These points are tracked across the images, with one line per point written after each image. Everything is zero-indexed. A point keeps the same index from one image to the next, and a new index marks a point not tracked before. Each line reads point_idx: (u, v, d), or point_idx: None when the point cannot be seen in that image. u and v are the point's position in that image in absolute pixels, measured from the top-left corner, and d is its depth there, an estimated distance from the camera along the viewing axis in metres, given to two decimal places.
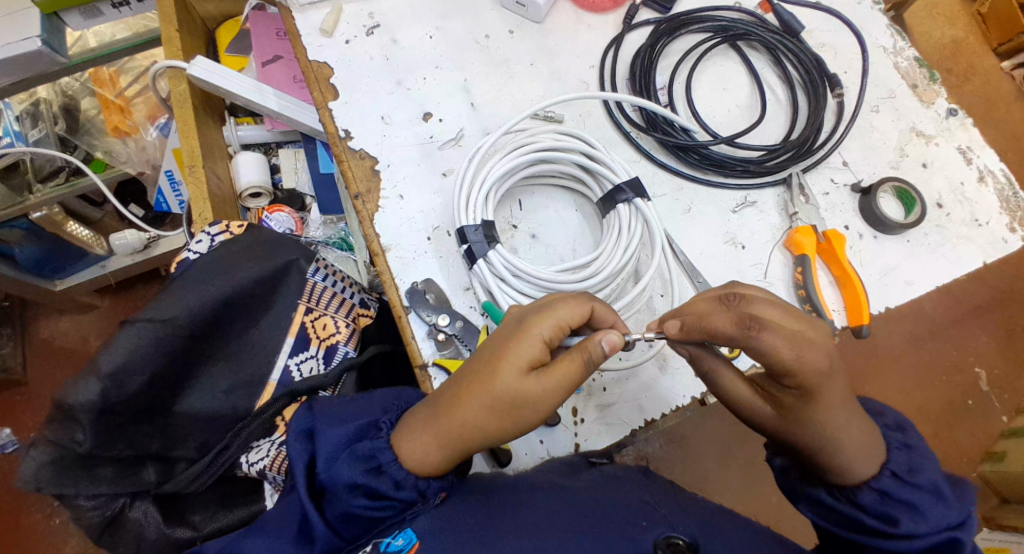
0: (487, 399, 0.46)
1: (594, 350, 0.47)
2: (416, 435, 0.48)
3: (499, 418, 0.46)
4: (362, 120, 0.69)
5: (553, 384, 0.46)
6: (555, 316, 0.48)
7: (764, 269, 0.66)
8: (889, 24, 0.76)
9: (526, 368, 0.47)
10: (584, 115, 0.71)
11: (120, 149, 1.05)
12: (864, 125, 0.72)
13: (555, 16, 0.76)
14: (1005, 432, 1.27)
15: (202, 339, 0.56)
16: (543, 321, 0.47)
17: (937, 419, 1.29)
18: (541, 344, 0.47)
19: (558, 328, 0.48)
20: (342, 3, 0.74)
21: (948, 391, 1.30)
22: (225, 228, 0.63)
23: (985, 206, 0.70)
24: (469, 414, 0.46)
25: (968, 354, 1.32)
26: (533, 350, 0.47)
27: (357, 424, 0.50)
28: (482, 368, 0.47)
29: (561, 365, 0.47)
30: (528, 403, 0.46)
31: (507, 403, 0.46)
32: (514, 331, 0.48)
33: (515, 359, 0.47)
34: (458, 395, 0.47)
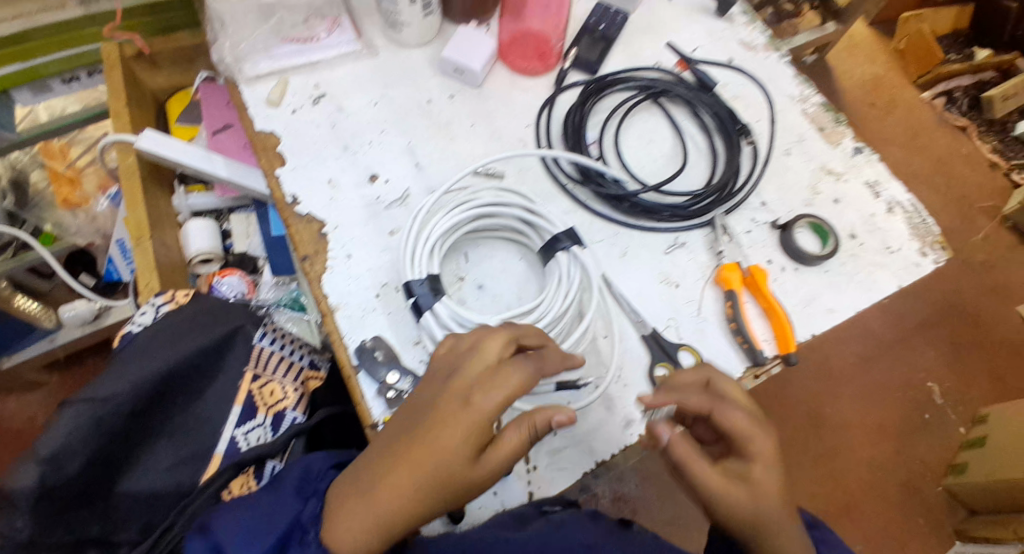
0: (427, 476, 0.47)
1: (542, 423, 0.50)
2: (349, 506, 0.47)
3: (441, 492, 0.47)
4: (309, 185, 0.71)
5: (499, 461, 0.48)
6: (504, 392, 0.48)
7: (697, 305, 0.69)
8: (795, 75, 0.83)
9: (472, 450, 0.47)
10: (523, 170, 0.75)
11: (70, 221, 1.06)
12: (779, 166, 0.78)
13: (492, 80, 0.80)
14: (962, 443, 1.36)
15: (146, 414, 0.56)
16: (496, 397, 0.48)
17: (896, 435, 1.38)
18: (489, 419, 0.48)
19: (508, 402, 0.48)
20: (288, 75, 0.77)
21: (902, 407, 1.41)
22: (171, 298, 0.64)
23: (896, 234, 0.76)
24: (410, 488, 0.47)
25: (918, 370, 1.44)
26: (481, 426, 0.47)
27: (277, 530, 0.47)
28: (424, 452, 0.47)
29: (507, 442, 0.49)
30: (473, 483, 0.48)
31: (449, 486, 0.47)
32: (456, 409, 0.48)
33: (463, 437, 0.47)
34: (398, 479, 0.47)
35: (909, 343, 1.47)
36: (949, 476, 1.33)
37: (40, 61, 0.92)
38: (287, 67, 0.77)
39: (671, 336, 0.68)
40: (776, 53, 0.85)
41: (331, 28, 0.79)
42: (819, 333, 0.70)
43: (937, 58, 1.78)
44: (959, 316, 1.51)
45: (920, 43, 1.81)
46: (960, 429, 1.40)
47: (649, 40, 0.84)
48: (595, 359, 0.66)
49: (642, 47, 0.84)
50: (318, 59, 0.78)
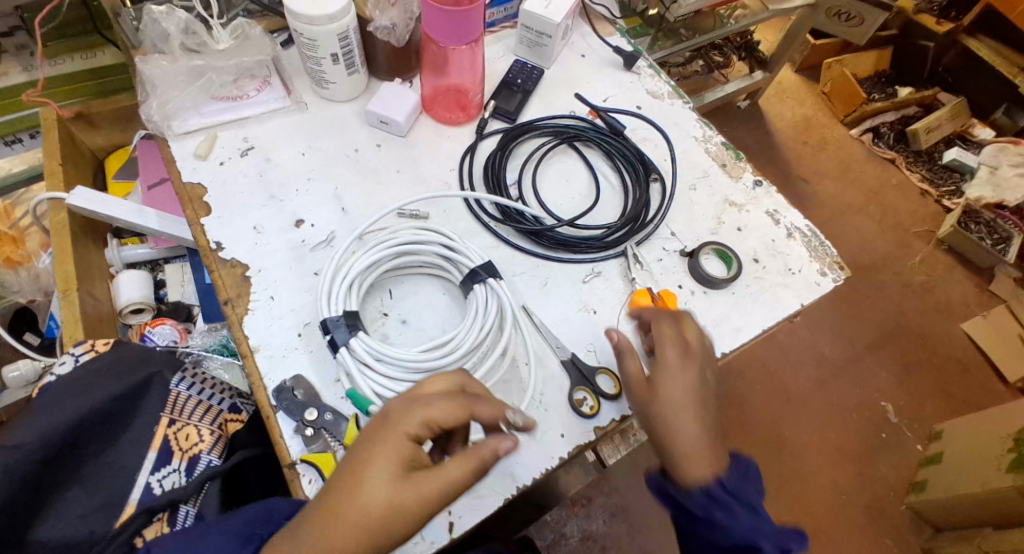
0: (361, 515, 0.47)
1: (488, 454, 0.50)
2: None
3: (375, 532, 0.47)
4: (234, 233, 0.73)
5: (435, 486, 0.48)
6: (425, 412, 0.50)
7: (614, 330, 0.72)
8: (698, 118, 0.90)
9: (397, 472, 0.48)
10: (446, 210, 0.79)
11: (12, 281, 1.04)
12: (683, 201, 0.83)
13: (417, 131, 0.85)
14: (922, 461, 1.38)
15: (57, 463, 0.56)
16: (416, 413, 0.50)
17: (857, 456, 1.40)
18: (413, 441, 0.50)
19: (428, 421, 0.50)
20: (217, 130, 0.80)
21: (861, 428, 1.44)
22: (89, 347, 0.63)
23: (795, 257, 0.81)
24: (344, 532, 0.46)
25: (870, 391, 1.49)
26: (403, 447, 0.49)
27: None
28: (351, 482, 0.48)
29: (447, 466, 0.49)
30: (404, 514, 0.47)
31: (382, 519, 0.47)
32: (377, 435, 0.49)
33: (388, 461, 0.48)
34: (329, 520, 0.47)
35: (863, 364, 1.53)
36: (911, 495, 1.35)
37: None
38: (217, 122, 0.80)
39: (590, 361, 0.69)
40: (679, 100, 0.92)
41: (260, 86, 0.82)
42: (728, 352, 0.73)
43: (858, 97, 1.91)
44: (910, 338, 1.58)
45: (843, 86, 1.94)
46: (918, 447, 1.42)
47: (564, 91, 0.91)
48: (515, 387, 0.67)
49: (557, 97, 0.90)
50: (247, 114, 0.81)
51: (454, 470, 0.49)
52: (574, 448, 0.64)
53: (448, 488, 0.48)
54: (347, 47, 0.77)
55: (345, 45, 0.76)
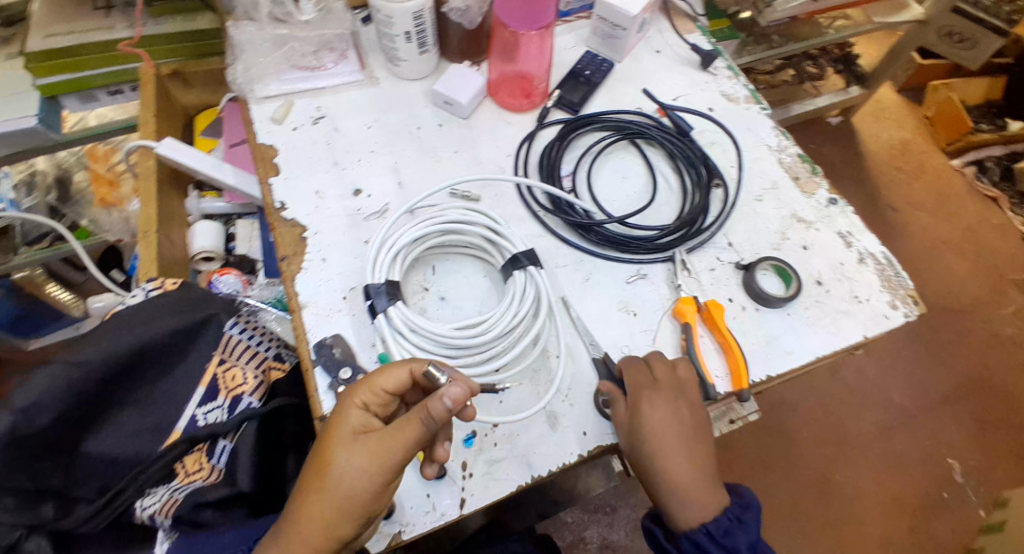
0: (330, 487, 0.53)
1: (433, 407, 0.53)
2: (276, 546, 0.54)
3: (346, 496, 0.53)
4: (298, 194, 0.77)
5: (389, 445, 0.53)
6: (371, 384, 0.57)
7: (653, 335, 0.71)
8: (774, 126, 0.87)
9: (354, 441, 0.54)
10: (498, 195, 0.80)
11: (106, 220, 1.24)
12: (747, 211, 0.79)
13: (479, 114, 0.86)
14: (984, 527, 1.29)
15: (116, 383, 0.61)
16: (362, 388, 0.57)
17: (914, 510, 1.32)
18: (363, 411, 0.56)
19: (374, 392, 0.57)
20: (294, 97, 0.84)
21: (922, 481, 1.35)
22: (160, 284, 0.69)
23: (865, 284, 0.77)
24: (320, 504, 0.53)
25: (940, 443, 1.39)
26: (355, 418, 0.56)
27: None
28: (320, 457, 0.55)
29: (398, 427, 0.54)
30: (368, 475, 0.53)
31: (348, 488, 0.53)
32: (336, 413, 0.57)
33: (343, 432, 0.55)
34: (307, 493, 0.54)
35: (934, 413, 1.43)
36: None
37: (89, 73, 1.04)
38: (294, 90, 0.84)
39: (622, 363, 0.69)
40: (756, 105, 0.89)
41: (338, 58, 0.86)
42: (777, 375, 0.70)
43: (965, 125, 1.77)
44: (993, 394, 1.46)
45: (948, 111, 1.81)
46: (983, 511, 1.32)
47: (631, 86, 0.90)
48: (542, 376, 0.67)
49: (624, 93, 0.89)
50: (323, 85, 0.85)
51: (400, 425, 0.54)
52: (594, 446, 0.64)
53: (399, 440, 0.53)
54: (421, 26, 0.79)
55: (419, 24, 0.79)
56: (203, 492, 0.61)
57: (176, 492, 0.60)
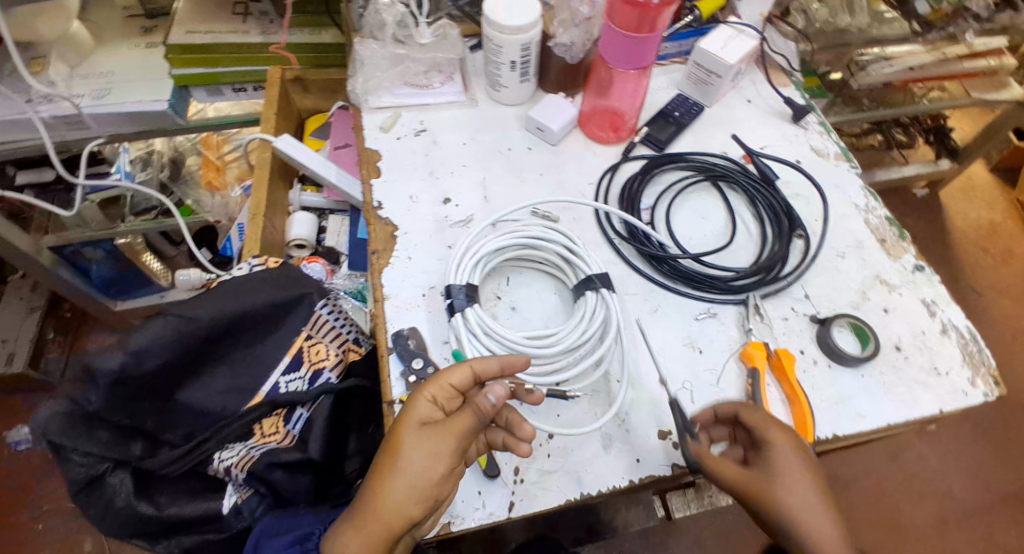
0: (399, 476, 0.56)
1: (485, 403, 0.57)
2: (350, 531, 0.56)
3: (412, 479, 0.56)
4: (394, 196, 0.82)
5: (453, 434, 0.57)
6: (440, 379, 0.60)
7: (717, 375, 0.70)
8: (864, 187, 0.87)
9: (422, 429, 0.58)
10: (577, 219, 0.82)
11: (207, 201, 1.37)
12: (829, 265, 0.79)
13: (568, 141, 0.90)
14: None
15: (214, 343, 0.67)
16: (431, 383, 0.60)
17: None
18: (430, 403, 0.60)
19: (442, 388, 0.60)
20: (402, 110, 0.90)
21: None
22: (263, 261, 0.76)
23: (945, 356, 0.75)
24: (388, 488, 0.56)
25: (998, 541, 1.33)
26: (423, 409, 0.59)
27: (294, 535, 0.62)
28: (388, 448, 0.58)
29: (462, 419, 0.58)
30: (434, 465, 0.56)
31: (416, 476, 0.56)
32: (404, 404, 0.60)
33: (411, 421, 0.59)
34: (375, 481, 0.57)
35: (994, 514, 1.37)
36: None
37: (220, 70, 1.15)
38: (404, 103, 0.90)
39: (683, 397, 0.69)
40: (847, 163, 0.89)
41: (445, 79, 0.93)
42: (843, 436, 0.69)
43: None
44: None
45: None
46: None
47: (719, 131, 0.92)
48: (601, 397, 0.68)
49: (712, 137, 0.91)
50: (428, 101, 0.91)
51: (462, 414, 0.58)
52: (647, 475, 0.64)
53: (460, 426, 0.57)
54: (526, 58, 0.84)
55: (525, 55, 0.83)
56: (278, 453, 0.66)
57: (253, 450, 0.66)
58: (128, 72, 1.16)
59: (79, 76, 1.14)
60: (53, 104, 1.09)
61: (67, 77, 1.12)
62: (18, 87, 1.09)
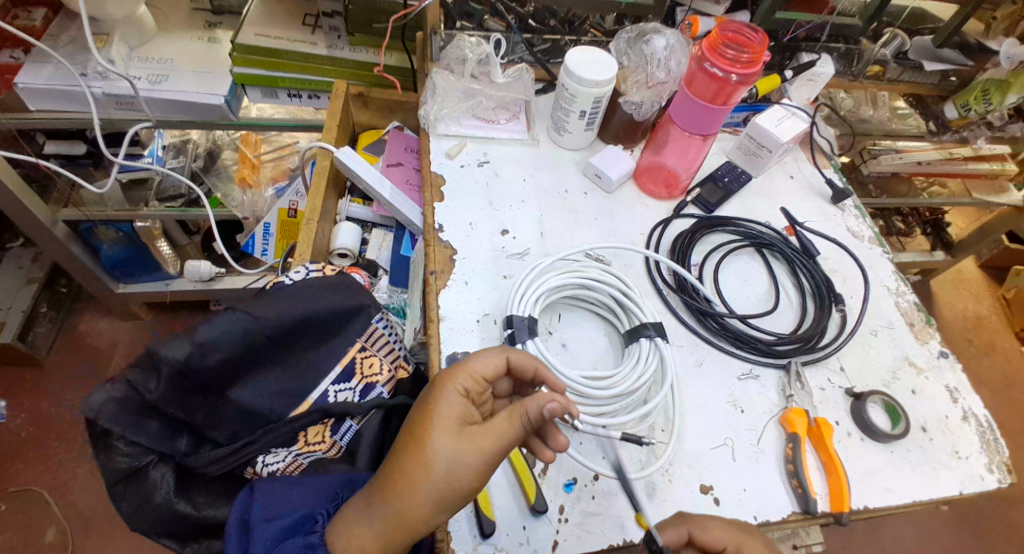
0: (429, 473, 0.56)
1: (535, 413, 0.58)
2: (370, 523, 0.57)
3: (444, 484, 0.56)
4: (455, 221, 0.84)
5: (490, 437, 0.57)
6: (472, 372, 0.61)
7: (758, 436, 0.73)
8: (895, 271, 0.92)
9: (456, 427, 0.58)
10: (628, 265, 0.85)
11: (237, 197, 1.35)
12: (862, 343, 0.83)
13: (622, 191, 0.93)
14: None
15: (272, 344, 0.67)
16: (460, 374, 0.60)
17: None
18: (462, 398, 0.60)
19: (472, 380, 0.61)
20: (467, 140, 0.93)
21: None
22: (321, 267, 0.79)
23: (966, 441, 0.78)
24: (416, 491, 0.56)
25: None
26: (456, 405, 0.59)
27: (293, 518, 0.60)
28: (415, 441, 0.57)
29: (499, 423, 0.58)
30: (466, 465, 0.57)
31: (445, 475, 0.56)
32: (434, 395, 0.59)
33: (447, 420, 0.58)
34: (401, 474, 0.57)
35: None
36: None
37: (281, 75, 1.16)
38: (470, 134, 0.93)
39: (724, 453, 0.71)
40: (880, 248, 0.94)
41: (511, 117, 0.97)
42: (872, 509, 0.71)
43: None
44: None
45: None
46: None
47: (763, 201, 0.96)
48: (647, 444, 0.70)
49: (756, 206, 0.96)
50: (493, 135, 0.94)
51: (503, 423, 0.58)
52: None
53: (501, 436, 0.57)
54: (596, 109, 0.88)
55: (596, 107, 0.87)
56: (325, 465, 0.68)
57: (300, 457, 0.68)
58: (187, 62, 1.14)
59: (139, 59, 1.13)
60: (108, 82, 1.07)
61: (126, 58, 1.11)
62: (76, 60, 1.07)
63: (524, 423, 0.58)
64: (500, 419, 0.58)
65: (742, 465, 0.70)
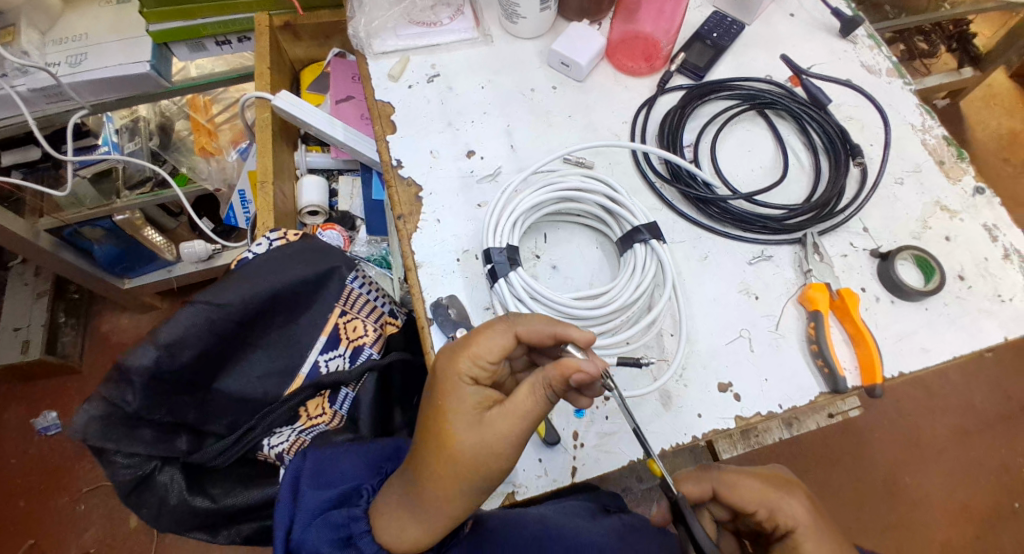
0: (456, 472, 0.50)
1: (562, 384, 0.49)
2: (405, 517, 0.51)
3: (475, 475, 0.50)
4: (413, 153, 0.76)
5: (514, 419, 0.50)
6: (478, 355, 0.52)
7: (776, 321, 0.68)
8: (918, 104, 0.81)
9: (474, 418, 0.51)
10: (613, 163, 0.77)
11: (203, 168, 1.26)
12: (887, 195, 0.75)
13: (595, 75, 0.82)
14: None
15: (246, 327, 0.64)
16: (464, 358, 0.52)
17: (980, 517, 1.30)
18: (473, 384, 0.52)
19: (480, 363, 0.53)
20: (409, 54, 0.83)
21: (992, 490, 1.33)
22: (283, 235, 0.73)
23: (1009, 282, 0.71)
24: (448, 487, 0.50)
25: (1018, 454, 1.35)
26: (468, 394, 0.52)
27: (339, 490, 0.56)
28: (433, 442, 0.50)
29: (520, 402, 0.50)
30: (495, 454, 0.50)
31: (474, 470, 0.50)
32: (443, 389, 0.52)
33: (460, 410, 0.51)
34: (425, 477, 0.50)
35: (1014, 424, 1.38)
36: None
37: (201, 21, 1.02)
38: (410, 47, 0.83)
39: (741, 346, 0.66)
40: (899, 79, 0.83)
41: (454, 14, 0.85)
42: (909, 373, 0.67)
43: None
44: None
45: None
46: None
47: (761, 52, 0.85)
48: (654, 355, 0.66)
49: (752, 60, 0.84)
50: (439, 42, 0.83)
51: (525, 401, 0.50)
52: (709, 430, 0.62)
53: (526, 417, 0.50)
54: None
55: None
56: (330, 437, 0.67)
57: (303, 433, 0.66)
58: (104, 33, 1.03)
59: (53, 43, 1.01)
60: (29, 76, 0.98)
61: (40, 44, 1.00)
62: None
63: (550, 399, 0.51)
64: (520, 398, 0.51)
65: (761, 357, 0.65)
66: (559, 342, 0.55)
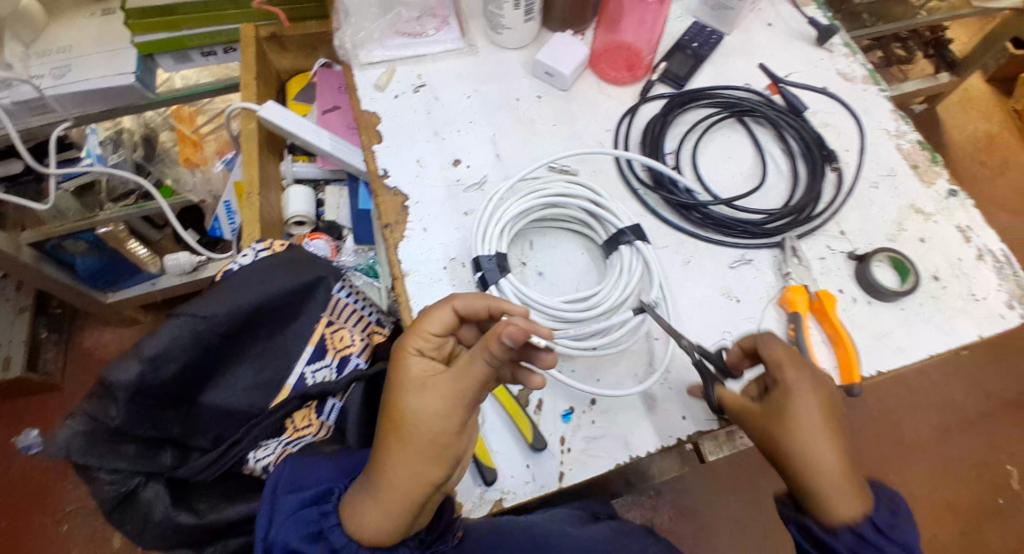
0: (407, 447, 0.50)
1: (495, 345, 0.48)
2: (365, 503, 0.51)
3: (426, 448, 0.50)
4: (399, 162, 0.77)
5: (458, 389, 0.50)
6: (424, 329, 0.54)
7: (758, 323, 0.69)
8: (894, 110, 0.83)
9: (421, 392, 0.51)
10: (597, 171, 0.78)
11: (188, 179, 1.26)
12: (863, 199, 0.77)
13: (580, 85, 0.84)
14: None
15: (230, 339, 0.64)
16: (410, 335, 0.54)
17: (968, 514, 1.32)
18: (421, 358, 0.53)
19: (427, 337, 0.54)
20: (396, 64, 0.84)
21: (979, 487, 1.35)
22: (268, 245, 0.72)
23: (983, 282, 0.73)
24: (401, 463, 0.50)
25: (1002, 451, 1.38)
26: (416, 368, 0.52)
27: (314, 491, 0.55)
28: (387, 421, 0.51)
29: (461, 372, 0.50)
30: (442, 425, 0.50)
31: (424, 443, 0.50)
32: (394, 368, 0.53)
33: (407, 383, 0.52)
34: (382, 460, 0.51)
35: (997, 420, 1.41)
36: None
37: (185, 32, 1.02)
38: (397, 57, 0.84)
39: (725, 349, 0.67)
40: (874, 86, 0.85)
41: (440, 25, 0.86)
42: (887, 372, 0.68)
43: None
44: None
45: None
46: None
47: (739, 61, 0.86)
48: (643, 359, 0.67)
49: (732, 68, 0.86)
50: (425, 53, 0.84)
51: (466, 371, 0.50)
52: (695, 432, 0.63)
53: (468, 384, 0.50)
54: None
55: None
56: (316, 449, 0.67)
57: (289, 445, 0.65)
58: (88, 46, 1.03)
59: (37, 55, 1.01)
60: (12, 89, 0.97)
61: (23, 57, 0.99)
62: None
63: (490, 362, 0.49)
64: (462, 369, 0.50)
65: None
66: (496, 313, 0.55)
